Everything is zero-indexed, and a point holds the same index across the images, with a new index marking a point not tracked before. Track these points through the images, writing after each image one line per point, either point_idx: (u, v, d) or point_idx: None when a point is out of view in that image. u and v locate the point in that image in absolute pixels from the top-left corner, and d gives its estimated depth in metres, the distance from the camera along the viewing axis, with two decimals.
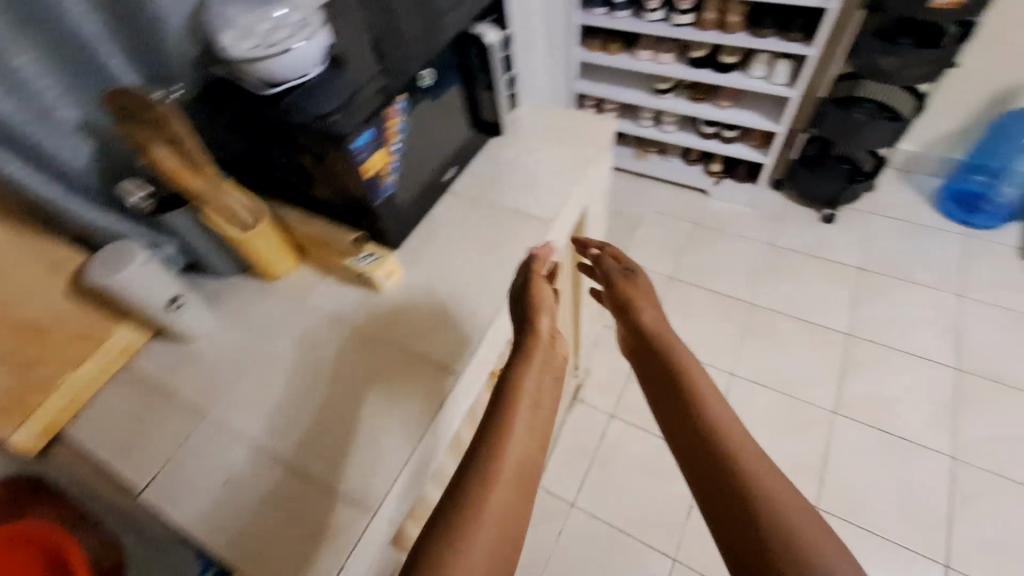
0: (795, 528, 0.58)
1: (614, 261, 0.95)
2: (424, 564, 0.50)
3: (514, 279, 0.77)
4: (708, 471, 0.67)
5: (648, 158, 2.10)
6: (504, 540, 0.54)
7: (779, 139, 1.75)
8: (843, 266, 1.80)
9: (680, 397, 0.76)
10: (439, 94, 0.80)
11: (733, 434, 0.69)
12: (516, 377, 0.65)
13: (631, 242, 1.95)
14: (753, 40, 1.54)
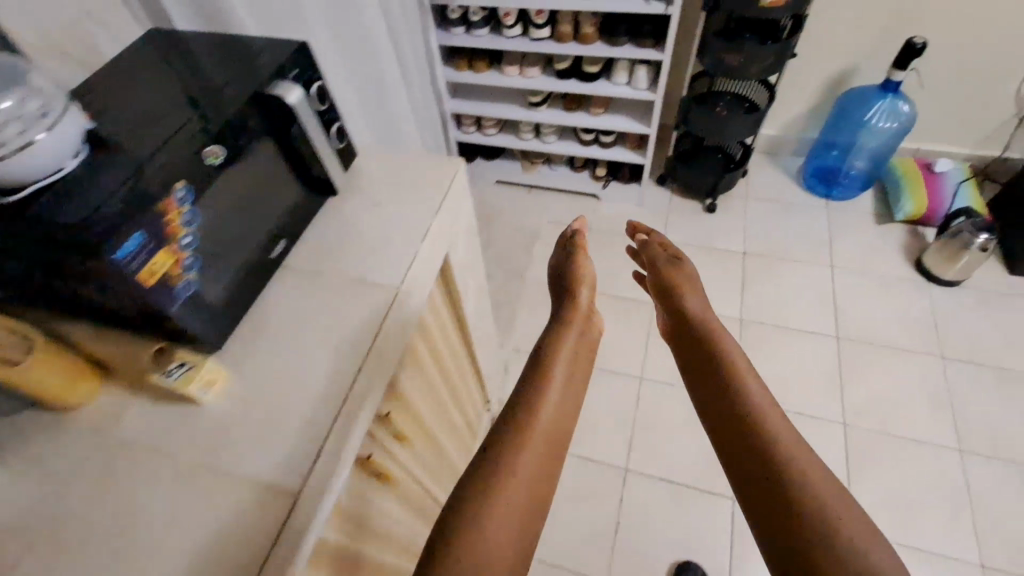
0: (831, 512, 0.64)
1: (662, 251, 1.10)
2: (464, 512, 0.63)
3: (555, 265, 1.08)
4: (747, 450, 0.74)
5: (536, 170, 2.09)
6: (532, 494, 0.67)
7: (653, 140, 1.79)
8: (728, 253, 1.88)
9: (718, 374, 0.84)
10: (246, 163, 0.70)
11: (770, 419, 0.75)
12: (551, 348, 0.84)
13: (530, 257, 1.93)
14: (610, 49, 1.55)
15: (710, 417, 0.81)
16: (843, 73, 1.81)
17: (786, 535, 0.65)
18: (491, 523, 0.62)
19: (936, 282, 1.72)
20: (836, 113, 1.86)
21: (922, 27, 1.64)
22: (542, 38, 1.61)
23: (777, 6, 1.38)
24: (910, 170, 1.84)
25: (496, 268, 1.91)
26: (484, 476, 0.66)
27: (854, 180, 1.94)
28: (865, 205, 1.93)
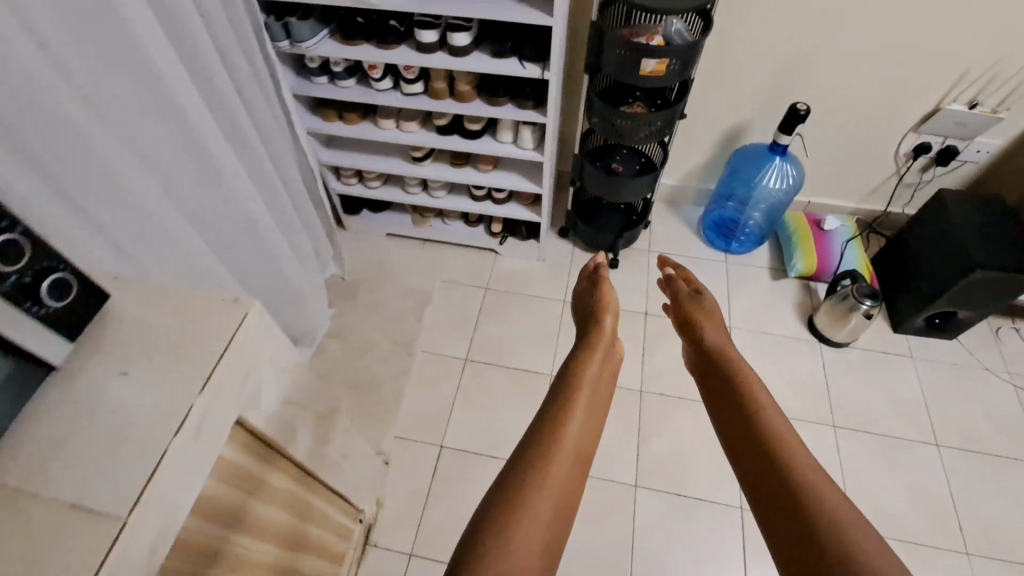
0: (832, 512, 0.69)
1: (683, 284, 1.28)
2: (506, 503, 0.78)
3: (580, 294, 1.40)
4: (752, 455, 0.82)
5: (429, 224, 1.92)
6: (565, 489, 0.83)
7: (546, 200, 1.67)
8: (629, 313, 1.80)
9: (719, 382, 0.99)
10: None
11: (785, 438, 0.81)
12: (577, 366, 1.08)
13: (420, 324, 1.76)
14: (490, 110, 1.41)
15: (722, 425, 0.91)
16: (736, 128, 1.78)
17: (784, 530, 0.71)
18: (536, 506, 0.79)
19: (827, 342, 1.71)
20: (731, 169, 1.84)
21: (806, 89, 1.63)
22: (417, 94, 1.45)
23: (657, 76, 1.29)
24: (801, 227, 1.85)
25: (381, 338, 1.72)
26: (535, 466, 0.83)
27: (747, 235, 1.92)
28: (761, 259, 1.91)
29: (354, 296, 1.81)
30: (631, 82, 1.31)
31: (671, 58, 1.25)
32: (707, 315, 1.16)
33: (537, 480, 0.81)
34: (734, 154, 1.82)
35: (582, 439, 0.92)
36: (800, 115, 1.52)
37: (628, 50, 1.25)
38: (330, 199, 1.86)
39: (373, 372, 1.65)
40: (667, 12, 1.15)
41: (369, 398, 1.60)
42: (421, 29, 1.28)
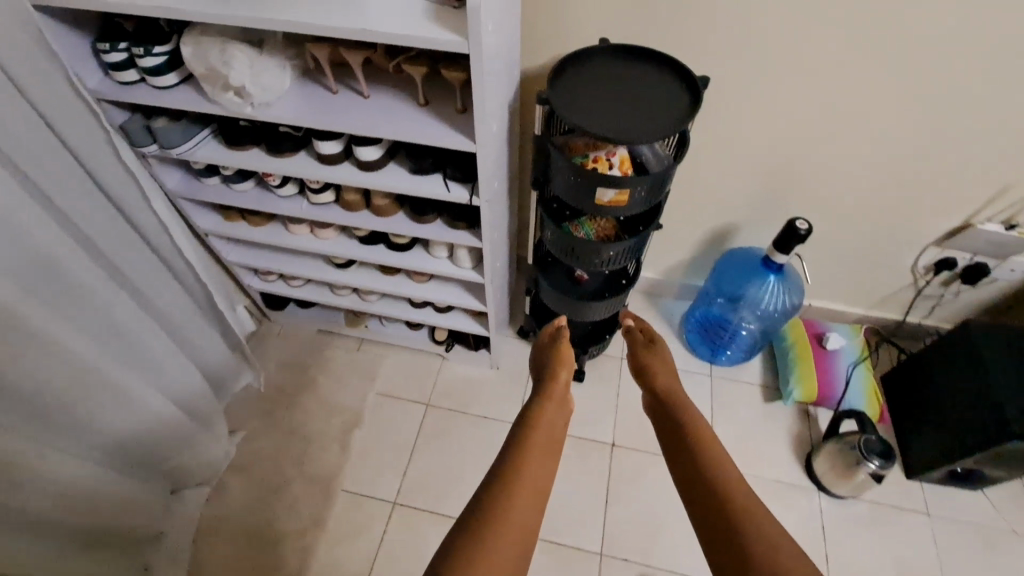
0: (776, 545, 0.64)
1: (639, 332, 1.23)
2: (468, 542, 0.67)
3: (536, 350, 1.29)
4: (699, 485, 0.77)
5: (365, 324, 1.64)
6: (529, 518, 0.74)
7: (493, 319, 1.39)
8: (592, 444, 1.53)
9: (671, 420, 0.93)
10: None
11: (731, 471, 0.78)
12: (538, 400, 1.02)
13: (344, 455, 1.49)
14: (415, 229, 1.14)
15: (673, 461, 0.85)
16: (726, 229, 1.50)
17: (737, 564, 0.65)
18: (500, 537, 0.69)
19: (827, 492, 1.43)
20: (717, 271, 1.57)
21: (808, 193, 1.35)
22: (327, 203, 1.18)
23: (618, 206, 1.01)
24: (801, 345, 1.56)
25: (295, 474, 1.46)
26: (488, 496, 0.74)
27: (714, 349, 1.64)
28: (753, 374, 1.63)
29: (269, 414, 1.54)
30: (586, 209, 1.04)
31: (634, 189, 0.98)
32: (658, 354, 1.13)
33: (500, 510, 0.72)
34: (725, 254, 1.55)
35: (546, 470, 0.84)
36: (800, 236, 1.24)
37: (578, 178, 0.98)
38: (248, 294, 1.59)
39: (280, 521, 1.39)
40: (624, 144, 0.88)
41: (270, 557, 1.35)
42: (319, 139, 1.01)
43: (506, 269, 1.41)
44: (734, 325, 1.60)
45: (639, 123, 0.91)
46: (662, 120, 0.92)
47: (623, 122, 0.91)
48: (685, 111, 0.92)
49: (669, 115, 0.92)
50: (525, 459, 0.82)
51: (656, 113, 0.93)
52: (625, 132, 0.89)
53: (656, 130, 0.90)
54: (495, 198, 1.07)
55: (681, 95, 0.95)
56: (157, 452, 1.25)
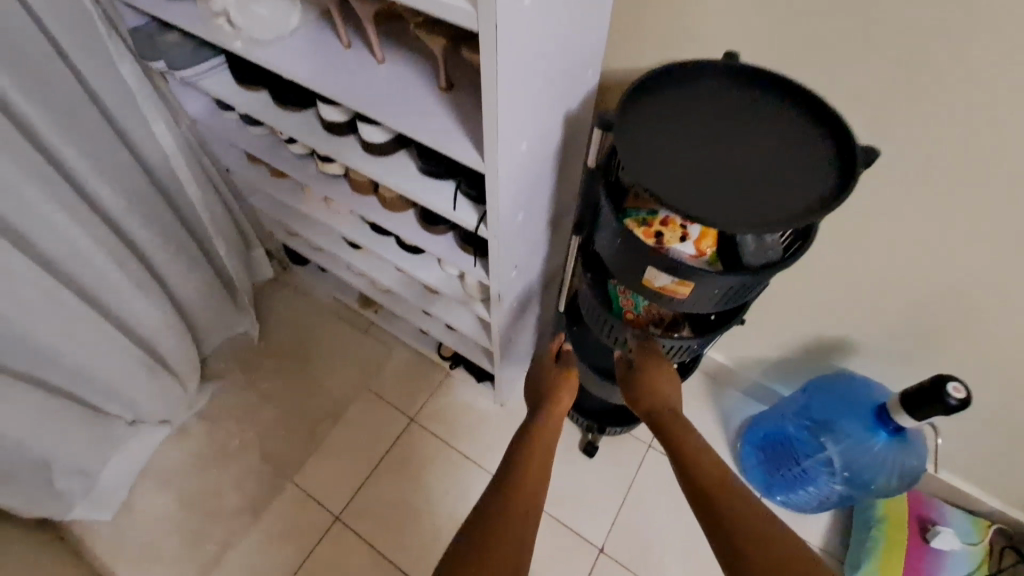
0: None
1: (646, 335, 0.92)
2: None
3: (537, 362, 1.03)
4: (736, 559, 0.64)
5: (374, 309, 1.47)
6: None
7: (498, 361, 1.14)
8: (576, 541, 1.25)
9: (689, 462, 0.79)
10: None
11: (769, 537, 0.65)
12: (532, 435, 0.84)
13: (307, 446, 1.35)
14: (420, 237, 0.92)
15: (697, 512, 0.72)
16: (838, 343, 1.10)
17: None
18: None
19: None
20: (810, 391, 1.14)
21: (978, 341, 0.91)
22: (338, 177, 0.98)
23: (672, 298, 0.70)
24: (894, 527, 1.13)
25: (253, 445, 1.35)
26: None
27: (768, 481, 1.25)
28: (812, 531, 1.23)
29: (253, 372, 1.44)
30: (630, 287, 0.73)
31: (700, 284, 0.67)
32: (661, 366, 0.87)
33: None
34: (831, 374, 1.11)
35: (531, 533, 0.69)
36: (948, 406, 0.83)
37: (625, 244, 0.69)
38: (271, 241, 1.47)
39: (220, 491, 1.29)
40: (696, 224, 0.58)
41: (196, 527, 1.26)
42: (322, 101, 0.80)
43: (533, 306, 1.15)
44: (804, 467, 1.17)
45: (735, 200, 0.60)
46: (774, 204, 0.59)
47: (712, 190, 0.61)
48: (817, 201, 0.59)
49: (788, 199, 0.60)
50: (524, 488, 0.73)
51: (768, 190, 0.61)
52: (707, 207, 0.59)
53: (755, 218, 0.58)
54: (517, 232, 0.81)
55: (820, 175, 0.61)
56: (114, 382, 1.18)
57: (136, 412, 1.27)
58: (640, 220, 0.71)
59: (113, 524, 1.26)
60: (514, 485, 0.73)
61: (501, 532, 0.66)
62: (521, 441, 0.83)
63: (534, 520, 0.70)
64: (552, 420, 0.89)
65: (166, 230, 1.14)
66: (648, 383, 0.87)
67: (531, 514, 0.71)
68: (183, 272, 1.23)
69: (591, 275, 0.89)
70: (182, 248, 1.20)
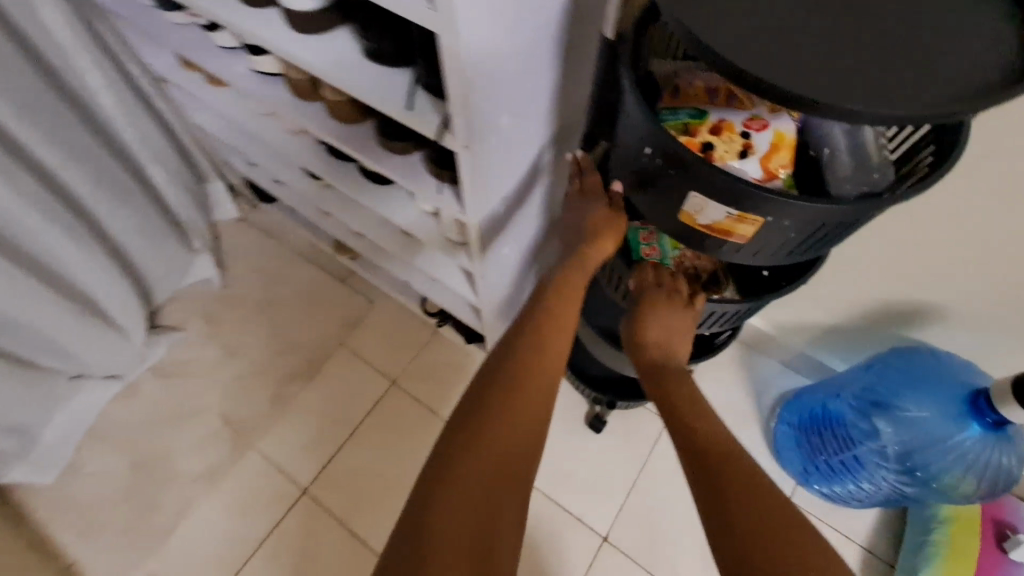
0: None
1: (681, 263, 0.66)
2: None
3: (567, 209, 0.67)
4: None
5: (351, 257, 1.25)
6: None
7: (488, 321, 0.93)
8: (576, 527, 1.08)
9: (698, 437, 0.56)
10: None
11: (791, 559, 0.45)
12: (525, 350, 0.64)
13: (274, 409, 1.19)
14: (377, 158, 0.70)
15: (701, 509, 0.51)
16: (920, 309, 0.86)
17: None
18: None
19: None
20: (873, 367, 0.91)
21: None
22: (275, 76, 0.75)
23: (723, 242, 0.48)
24: (963, 531, 0.93)
25: (213, 406, 1.19)
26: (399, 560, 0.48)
27: (807, 468, 1.03)
28: (856, 528, 1.04)
29: (215, 324, 1.27)
30: (660, 225, 0.51)
31: (773, 218, 0.43)
32: (669, 299, 0.62)
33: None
34: (903, 348, 0.88)
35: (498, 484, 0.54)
36: None
37: (658, 155, 0.45)
38: (229, 172, 1.25)
39: (176, 455, 1.15)
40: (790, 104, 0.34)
41: (150, 494, 1.12)
42: None
43: (532, 255, 0.92)
44: (853, 454, 0.93)
45: (858, 69, 0.36)
46: (922, 77, 0.35)
47: (820, 51, 0.36)
48: (989, 82, 0.36)
49: (943, 72, 0.36)
50: (494, 431, 0.57)
51: (911, 58, 0.36)
52: (811, 76, 0.35)
53: (892, 98, 0.34)
54: (500, 143, 0.59)
55: (993, 43, 0.37)
56: (39, 332, 1.01)
57: (76, 366, 1.11)
58: (681, 128, 0.49)
59: (59, 487, 1.13)
60: (476, 434, 0.56)
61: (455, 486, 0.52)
62: (498, 374, 0.62)
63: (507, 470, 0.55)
64: (542, 342, 0.65)
65: (81, 150, 0.93)
66: (645, 321, 0.63)
67: (502, 461, 0.55)
68: (113, 205, 1.02)
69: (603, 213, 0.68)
70: (107, 174, 0.99)
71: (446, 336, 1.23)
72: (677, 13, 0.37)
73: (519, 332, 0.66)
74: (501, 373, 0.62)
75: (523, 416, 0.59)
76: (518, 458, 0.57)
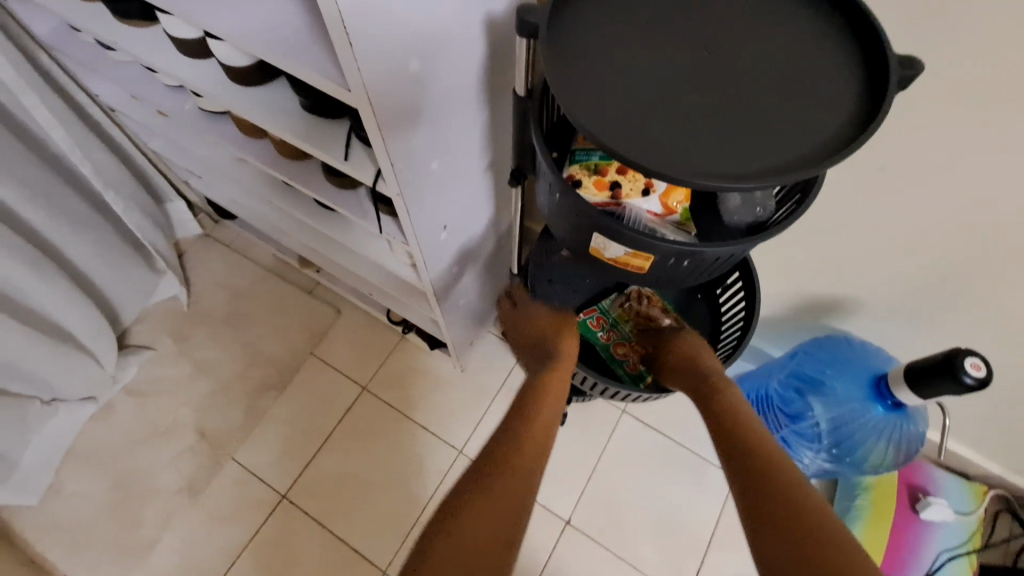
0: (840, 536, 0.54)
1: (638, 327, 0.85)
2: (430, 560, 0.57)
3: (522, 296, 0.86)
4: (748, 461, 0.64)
5: (316, 269, 1.30)
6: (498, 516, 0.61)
7: (445, 331, 1.00)
8: (540, 513, 1.17)
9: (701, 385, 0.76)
10: None
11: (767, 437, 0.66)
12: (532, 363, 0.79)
13: (249, 420, 1.23)
14: (325, 192, 0.76)
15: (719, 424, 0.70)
16: (833, 300, 0.95)
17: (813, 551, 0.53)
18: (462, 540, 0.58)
19: None
20: (797, 354, 1.01)
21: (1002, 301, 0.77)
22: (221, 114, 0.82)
23: (626, 271, 0.54)
24: (882, 498, 1.04)
25: (189, 421, 1.23)
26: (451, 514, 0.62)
27: None
28: None
29: (185, 340, 1.30)
30: (576, 256, 0.57)
31: (665, 258, 0.50)
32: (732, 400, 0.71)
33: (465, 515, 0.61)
34: (822, 336, 0.98)
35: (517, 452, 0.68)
36: (960, 384, 0.70)
37: (568, 204, 0.52)
38: (191, 191, 1.28)
39: (156, 471, 1.19)
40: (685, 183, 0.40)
41: (132, 510, 1.16)
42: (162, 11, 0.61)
43: (482, 267, 0.99)
44: (785, 435, 1.02)
45: (734, 139, 0.42)
46: (794, 134, 0.42)
47: (699, 125, 0.42)
48: (846, 129, 0.42)
49: (804, 129, 0.42)
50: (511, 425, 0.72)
51: (768, 117, 0.43)
52: (696, 155, 0.41)
53: (764, 164, 0.41)
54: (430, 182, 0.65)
55: (843, 88, 0.44)
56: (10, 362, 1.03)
57: (48, 391, 1.13)
58: (592, 168, 0.56)
59: (38, 509, 1.15)
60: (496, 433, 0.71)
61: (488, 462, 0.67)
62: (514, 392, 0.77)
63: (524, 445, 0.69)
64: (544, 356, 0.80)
65: (36, 182, 0.94)
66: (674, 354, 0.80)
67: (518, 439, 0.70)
68: (74, 233, 1.04)
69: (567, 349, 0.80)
70: (63, 203, 1.01)
71: (414, 341, 1.29)
72: (575, 107, 0.43)
73: (518, 407, 0.74)
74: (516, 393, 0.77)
75: (519, 478, 0.65)
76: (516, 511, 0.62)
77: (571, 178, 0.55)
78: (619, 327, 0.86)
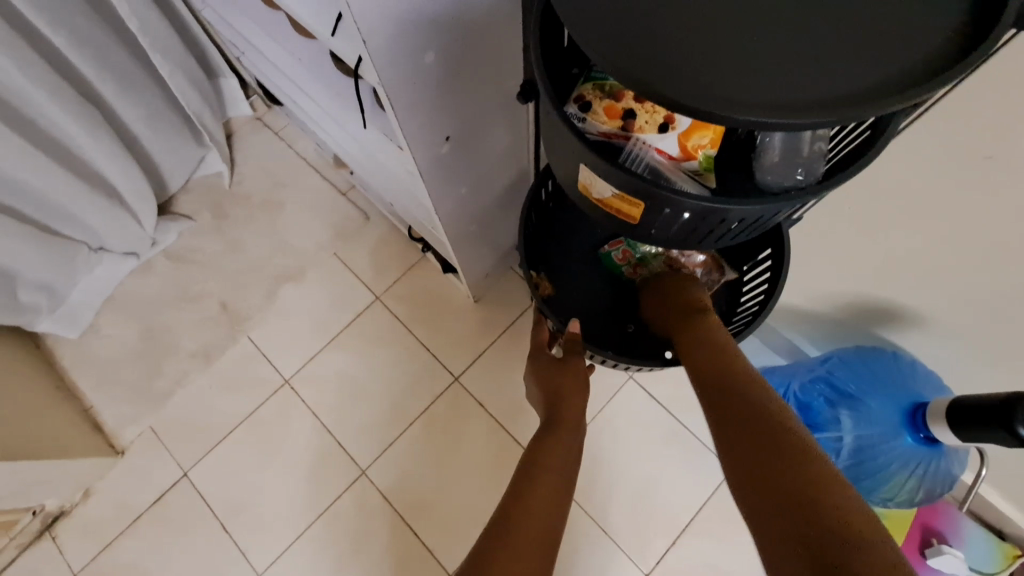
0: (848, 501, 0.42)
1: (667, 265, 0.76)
2: (482, 554, 0.54)
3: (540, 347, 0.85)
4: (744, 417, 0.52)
5: (349, 171, 1.27)
6: (543, 526, 0.58)
7: (452, 256, 0.95)
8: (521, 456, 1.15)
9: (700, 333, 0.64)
10: None
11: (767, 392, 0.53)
12: (565, 375, 0.77)
13: (266, 304, 1.28)
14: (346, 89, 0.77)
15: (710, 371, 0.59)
16: (891, 308, 0.81)
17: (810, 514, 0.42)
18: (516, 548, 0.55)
19: None
20: (830, 359, 0.90)
21: None
22: None
23: (615, 219, 0.47)
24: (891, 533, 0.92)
25: (214, 293, 1.29)
26: (501, 512, 0.60)
27: None
28: None
29: (221, 217, 1.34)
30: (569, 190, 0.50)
31: (659, 207, 0.43)
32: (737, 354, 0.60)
33: (516, 510, 0.59)
34: (866, 347, 0.86)
35: (564, 457, 0.67)
36: (1013, 438, 0.58)
37: (554, 123, 0.45)
38: (243, 70, 1.27)
39: (180, 332, 1.28)
40: (672, 107, 0.33)
41: (155, 361, 1.26)
42: None
43: (500, 195, 0.92)
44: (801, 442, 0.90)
45: (755, 62, 0.33)
46: (866, 63, 0.33)
47: (715, 42, 0.34)
48: (934, 61, 0.33)
49: (852, 65, 0.33)
50: (559, 435, 0.70)
51: (833, 43, 0.33)
52: (699, 73, 0.33)
53: (788, 95, 0.32)
54: (428, 82, 0.61)
55: (928, 19, 0.34)
56: (59, 203, 1.10)
57: (94, 239, 1.22)
58: (607, 90, 0.47)
59: (79, 342, 1.28)
60: (543, 437, 0.70)
61: (532, 469, 0.65)
62: (558, 408, 0.74)
63: (569, 455, 0.68)
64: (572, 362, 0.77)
65: (83, 29, 0.95)
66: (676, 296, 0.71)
67: (564, 449, 0.68)
68: (119, 88, 1.07)
69: (550, 289, 0.80)
70: (108, 55, 1.02)
71: (432, 261, 1.27)
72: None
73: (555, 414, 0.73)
74: (562, 402, 0.75)
75: (561, 474, 0.65)
76: (559, 517, 0.60)
77: (580, 100, 0.47)
78: (647, 263, 0.78)
